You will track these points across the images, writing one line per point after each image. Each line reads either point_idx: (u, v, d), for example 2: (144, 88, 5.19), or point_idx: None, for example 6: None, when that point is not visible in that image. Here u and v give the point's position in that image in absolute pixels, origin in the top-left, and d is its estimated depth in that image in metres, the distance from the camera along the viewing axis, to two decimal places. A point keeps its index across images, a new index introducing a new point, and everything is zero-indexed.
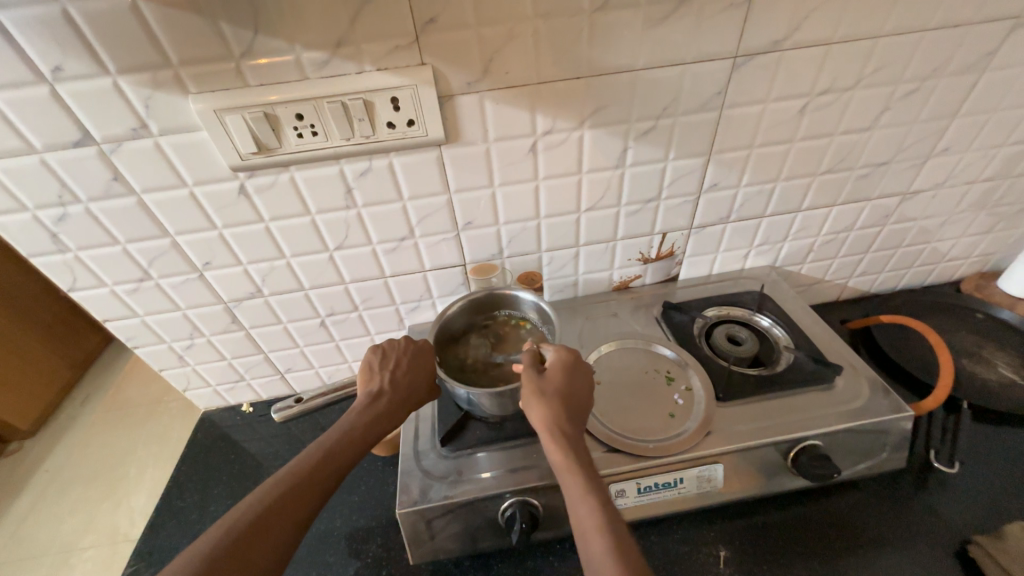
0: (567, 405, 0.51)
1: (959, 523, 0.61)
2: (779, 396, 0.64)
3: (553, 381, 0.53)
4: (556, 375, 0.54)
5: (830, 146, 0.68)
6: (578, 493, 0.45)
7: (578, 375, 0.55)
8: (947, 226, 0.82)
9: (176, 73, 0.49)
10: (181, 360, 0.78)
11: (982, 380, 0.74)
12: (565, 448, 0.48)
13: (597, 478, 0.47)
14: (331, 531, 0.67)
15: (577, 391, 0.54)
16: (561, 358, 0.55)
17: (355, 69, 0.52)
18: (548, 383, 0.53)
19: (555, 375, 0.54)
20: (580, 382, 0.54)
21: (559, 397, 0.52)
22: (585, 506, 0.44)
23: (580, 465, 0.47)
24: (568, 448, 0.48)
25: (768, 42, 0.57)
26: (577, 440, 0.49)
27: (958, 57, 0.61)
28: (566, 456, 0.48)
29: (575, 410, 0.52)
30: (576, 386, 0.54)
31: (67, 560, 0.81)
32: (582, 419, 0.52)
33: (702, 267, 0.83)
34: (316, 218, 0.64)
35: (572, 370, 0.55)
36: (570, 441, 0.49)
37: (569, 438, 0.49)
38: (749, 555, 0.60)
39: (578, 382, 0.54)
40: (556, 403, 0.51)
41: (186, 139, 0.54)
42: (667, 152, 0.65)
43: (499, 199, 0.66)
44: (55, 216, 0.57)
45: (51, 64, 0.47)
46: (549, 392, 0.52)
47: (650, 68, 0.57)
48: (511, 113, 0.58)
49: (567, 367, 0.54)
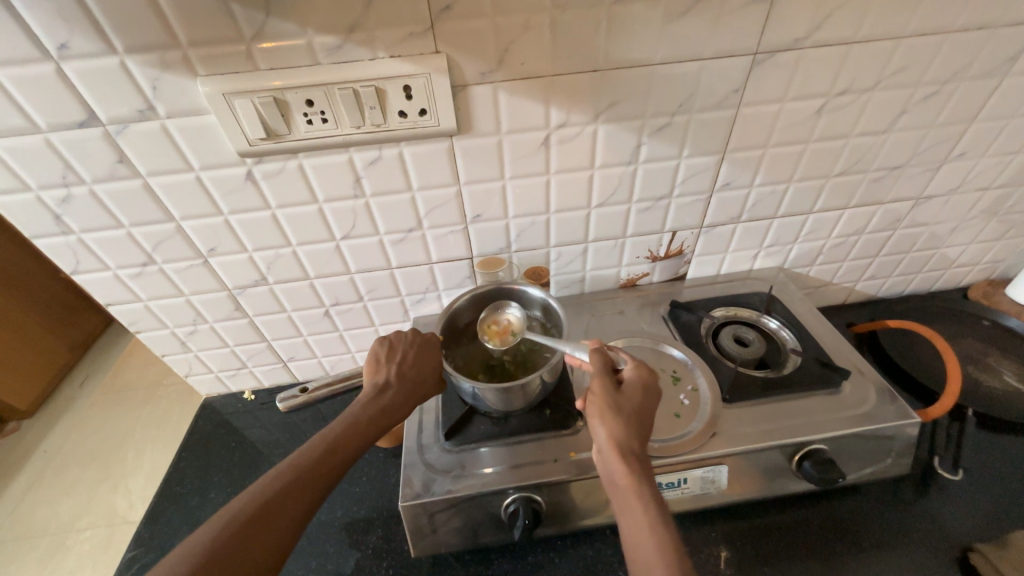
0: (642, 425, 0.50)
1: (961, 531, 0.61)
2: (785, 399, 0.64)
3: (632, 397, 0.51)
4: (636, 392, 0.52)
5: (845, 148, 0.67)
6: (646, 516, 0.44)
7: (654, 394, 0.53)
8: (958, 232, 0.81)
9: (184, 55, 0.48)
10: (183, 346, 0.77)
11: (988, 388, 0.74)
12: (637, 468, 0.47)
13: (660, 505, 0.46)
14: (332, 521, 0.67)
15: (650, 410, 0.52)
16: (643, 375, 0.53)
17: (367, 56, 0.51)
18: (627, 399, 0.51)
19: (636, 391, 0.52)
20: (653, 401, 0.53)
21: (636, 416, 0.50)
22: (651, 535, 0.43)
23: (650, 489, 0.46)
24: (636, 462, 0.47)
25: (788, 40, 0.56)
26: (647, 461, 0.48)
27: (981, 60, 0.60)
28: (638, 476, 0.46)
29: (646, 433, 0.51)
30: (649, 402, 0.52)
31: (65, 541, 0.81)
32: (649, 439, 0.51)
33: (710, 266, 0.82)
34: (323, 207, 0.63)
35: (650, 389, 0.53)
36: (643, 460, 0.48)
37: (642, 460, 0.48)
38: (750, 557, 0.60)
39: (653, 403, 0.52)
40: (633, 422, 0.50)
41: (193, 123, 0.53)
42: (680, 149, 0.64)
43: (508, 192, 0.66)
44: (58, 197, 0.57)
45: (57, 42, 0.46)
46: (627, 409, 0.50)
47: (667, 63, 0.56)
48: (524, 104, 0.57)
49: (647, 384, 0.53)
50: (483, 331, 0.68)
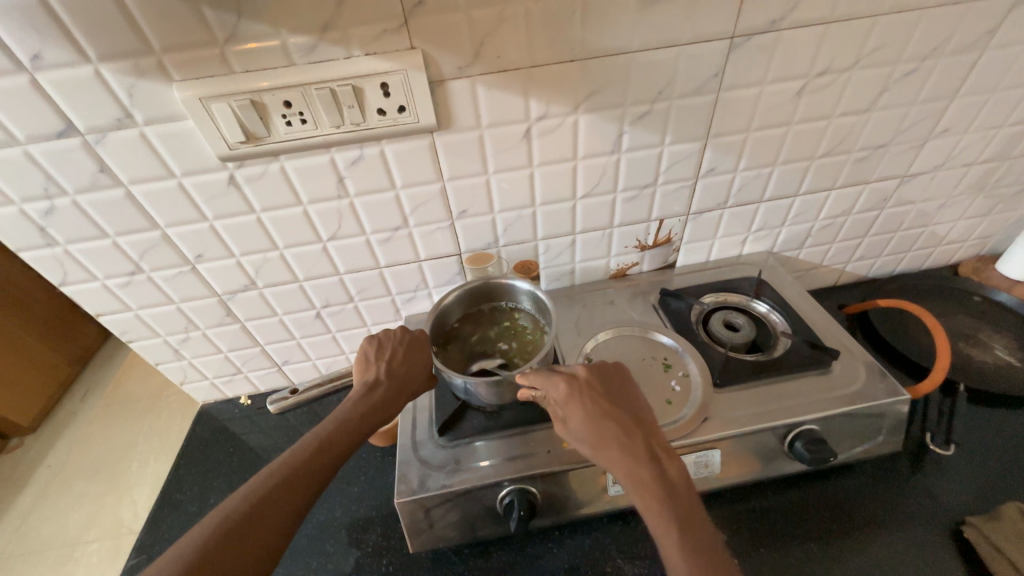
0: (601, 437, 0.50)
1: (955, 505, 0.61)
2: (777, 381, 0.64)
3: (575, 415, 0.51)
4: (570, 412, 0.52)
5: (828, 129, 0.67)
6: (655, 522, 0.45)
7: (594, 395, 0.52)
8: (946, 209, 0.82)
9: (159, 60, 0.48)
10: (176, 353, 0.77)
11: (978, 363, 0.74)
12: (625, 479, 0.48)
13: (672, 495, 0.46)
14: (331, 521, 0.67)
15: (598, 411, 0.51)
16: (560, 395, 0.53)
17: (343, 54, 0.50)
18: (573, 415, 0.51)
19: (573, 407, 0.52)
20: (597, 400, 0.52)
21: (589, 435, 0.50)
22: (669, 541, 0.44)
23: (649, 492, 0.46)
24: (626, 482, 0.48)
25: (765, 22, 0.55)
26: (632, 462, 0.48)
27: (959, 36, 0.60)
28: (631, 488, 0.47)
29: (612, 436, 0.50)
30: (588, 408, 0.51)
31: (71, 553, 0.82)
32: (626, 432, 0.50)
33: (699, 253, 0.82)
34: (308, 208, 0.63)
35: (577, 398, 0.52)
36: (624, 471, 0.48)
37: (624, 468, 0.48)
38: (747, 539, 0.60)
39: (589, 405, 0.51)
40: (591, 434, 0.50)
41: (171, 129, 0.53)
42: (663, 136, 0.64)
43: (493, 187, 0.66)
44: (42, 209, 0.56)
45: (29, 52, 0.46)
46: (578, 422, 0.51)
47: (645, 51, 0.55)
48: (504, 98, 0.57)
49: (580, 394, 0.52)
50: (488, 327, 0.69)
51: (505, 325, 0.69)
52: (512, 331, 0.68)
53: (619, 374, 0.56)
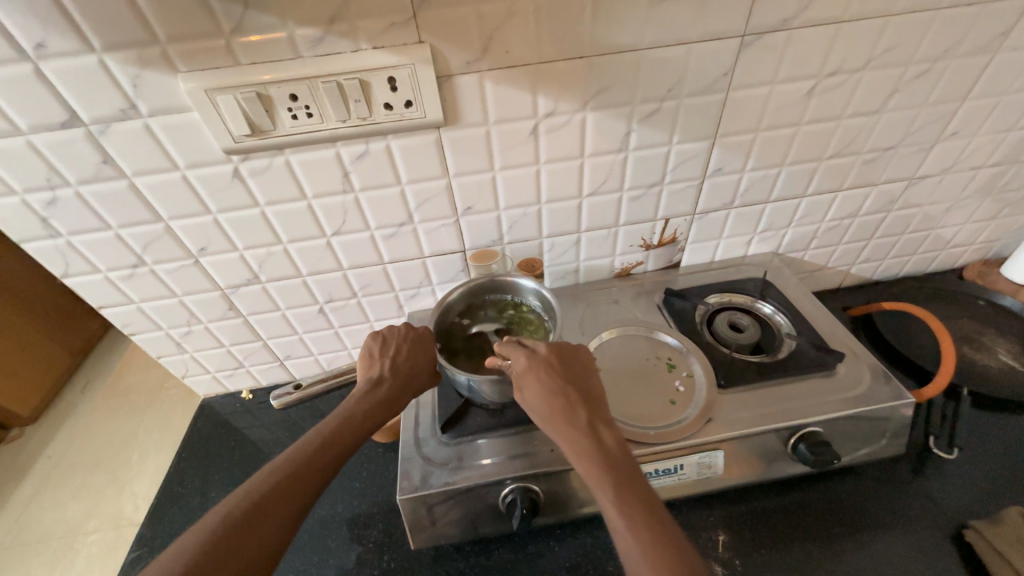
0: (553, 406, 0.50)
1: (957, 508, 0.61)
2: (781, 382, 0.64)
3: (529, 391, 0.52)
4: (527, 382, 0.52)
5: (837, 130, 0.67)
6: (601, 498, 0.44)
7: (549, 372, 0.52)
8: (953, 212, 0.81)
9: (164, 51, 0.47)
10: (178, 347, 0.77)
11: (982, 367, 0.74)
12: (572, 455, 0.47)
13: (616, 466, 0.46)
14: (333, 516, 0.67)
15: (553, 382, 0.52)
16: (520, 365, 0.54)
17: (350, 47, 0.50)
18: (528, 391, 0.52)
19: (529, 384, 0.52)
20: (553, 373, 0.52)
21: (543, 405, 0.51)
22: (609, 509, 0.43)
23: (595, 466, 0.46)
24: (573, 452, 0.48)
25: (777, 21, 0.55)
26: (578, 434, 0.48)
27: (971, 37, 0.59)
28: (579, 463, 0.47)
29: (563, 406, 0.50)
30: (544, 379, 0.52)
31: (71, 544, 0.82)
32: (578, 404, 0.50)
33: (704, 253, 0.82)
34: (313, 203, 0.62)
35: (534, 368, 0.53)
36: (572, 448, 0.48)
37: (572, 444, 0.48)
38: (748, 540, 0.60)
39: (545, 376, 0.52)
40: (544, 410, 0.50)
41: (176, 121, 0.52)
42: (671, 135, 0.64)
43: (499, 184, 0.65)
44: (45, 200, 0.56)
45: (33, 41, 0.45)
46: (532, 398, 0.52)
47: (655, 48, 0.55)
48: (512, 94, 0.56)
49: (536, 371, 0.53)
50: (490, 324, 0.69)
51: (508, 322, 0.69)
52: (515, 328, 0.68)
53: (583, 354, 0.56)
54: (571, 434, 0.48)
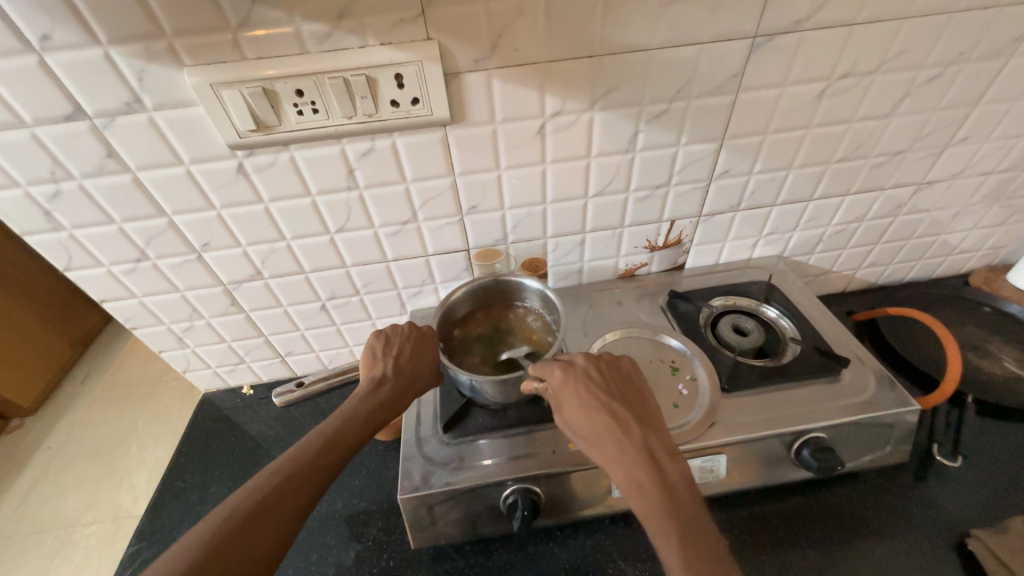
0: (598, 426, 0.50)
1: (959, 516, 0.61)
2: (785, 387, 0.64)
3: (570, 408, 0.52)
4: (567, 400, 0.52)
5: (846, 133, 0.66)
6: (649, 522, 0.45)
7: (591, 387, 0.52)
8: (960, 218, 0.81)
9: (170, 44, 0.47)
10: (180, 342, 0.77)
11: (987, 375, 0.73)
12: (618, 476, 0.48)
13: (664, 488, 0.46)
14: (332, 514, 0.67)
15: (595, 400, 0.51)
16: (559, 382, 0.53)
17: (357, 43, 0.49)
18: (568, 408, 0.52)
19: (568, 402, 0.52)
20: (595, 391, 0.52)
21: (585, 424, 0.50)
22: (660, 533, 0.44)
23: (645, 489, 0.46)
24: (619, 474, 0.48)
25: (789, 22, 0.54)
26: (623, 456, 0.48)
27: (984, 42, 0.59)
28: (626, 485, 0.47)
29: (607, 425, 0.50)
30: (585, 398, 0.51)
31: (69, 537, 0.82)
32: (621, 423, 0.50)
33: (709, 256, 0.81)
34: (317, 199, 0.62)
35: (574, 386, 0.52)
36: (617, 469, 0.48)
37: (618, 465, 0.48)
38: (748, 544, 0.60)
39: (587, 393, 0.52)
40: (587, 429, 0.50)
41: (181, 115, 0.52)
42: (679, 136, 0.63)
43: (504, 183, 0.65)
44: (48, 192, 0.56)
45: (38, 32, 0.45)
46: (573, 416, 0.51)
47: (664, 49, 0.54)
48: (519, 92, 0.56)
49: (575, 387, 0.52)
50: (494, 323, 0.68)
51: (512, 322, 0.68)
52: (519, 328, 0.67)
53: (620, 367, 0.55)
54: (616, 455, 0.48)
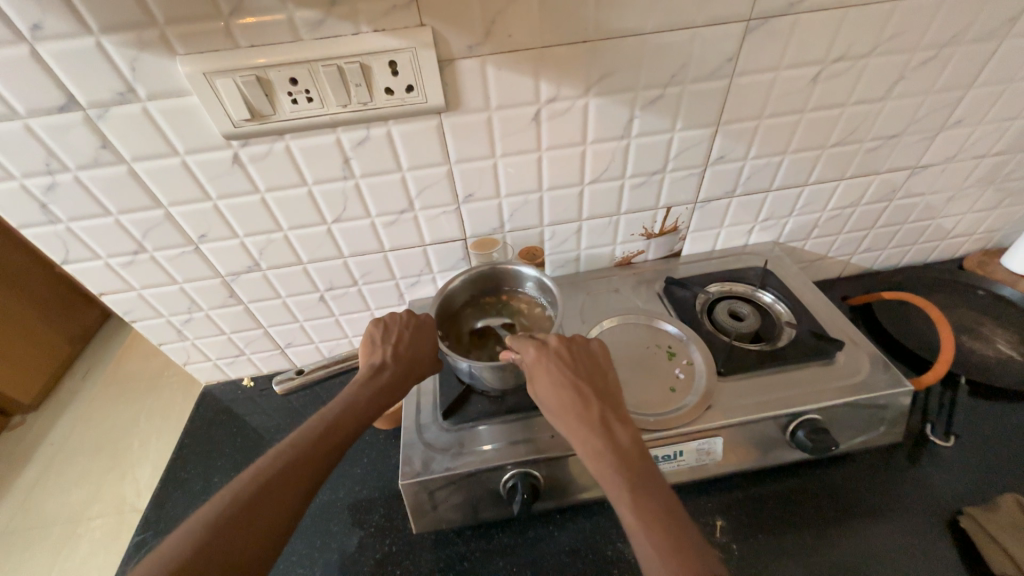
0: (564, 400, 0.51)
1: (952, 495, 0.62)
2: (780, 370, 0.64)
3: (540, 390, 0.52)
4: (537, 376, 0.53)
5: (841, 117, 0.66)
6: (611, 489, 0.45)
7: (560, 368, 0.53)
8: (955, 202, 0.81)
9: (162, 33, 0.47)
10: (179, 334, 0.77)
11: (980, 356, 0.74)
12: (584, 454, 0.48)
13: (625, 458, 0.46)
14: (335, 502, 0.68)
15: (562, 375, 0.52)
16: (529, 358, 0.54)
17: (351, 30, 0.49)
18: (539, 390, 0.53)
19: (539, 378, 0.53)
20: (562, 366, 0.53)
21: (553, 398, 0.51)
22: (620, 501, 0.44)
23: (608, 463, 0.46)
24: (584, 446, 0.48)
25: (783, 5, 0.54)
26: (587, 428, 0.49)
27: (978, 24, 0.59)
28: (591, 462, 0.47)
29: (572, 398, 0.50)
30: (553, 373, 0.52)
31: (75, 529, 0.82)
32: (586, 397, 0.50)
33: (705, 242, 0.82)
34: (313, 189, 0.62)
35: (543, 362, 0.53)
36: (582, 442, 0.48)
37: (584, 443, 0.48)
38: (745, 525, 0.61)
39: (554, 368, 0.53)
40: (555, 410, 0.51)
41: (175, 105, 0.52)
42: (674, 122, 0.63)
43: (500, 171, 0.65)
44: (43, 185, 0.56)
45: (29, 22, 0.44)
46: (544, 398, 0.52)
47: (659, 33, 0.54)
48: (514, 79, 0.56)
49: (546, 369, 0.53)
50: (491, 311, 0.69)
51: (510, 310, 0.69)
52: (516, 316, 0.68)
53: (591, 346, 0.56)
54: (581, 428, 0.49)
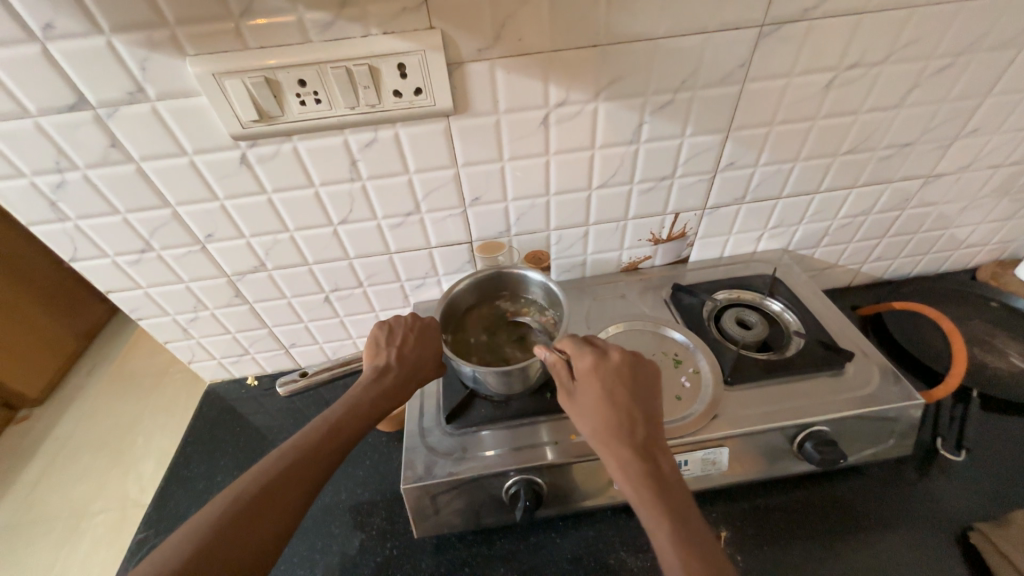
0: (612, 417, 0.49)
1: (962, 510, 0.61)
2: (788, 381, 0.63)
3: (583, 401, 0.50)
4: (587, 388, 0.51)
5: (854, 125, 0.65)
6: (648, 515, 0.44)
7: (614, 384, 0.50)
8: (969, 212, 0.80)
9: (172, 33, 0.47)
10: (185, 333, 0.77)
11: (993, 369, 0.73)
12: (619, 474, 0.47)
13: (666, 489, 0.45)
14: (336, 504, 0.67)
15: (614, 393, 0.50)
16: (584, 366, 0.51)
17: (360, 32, 0.49)
18: (581, 402, 0.51)
19: (588, 389, 0.50)
20: (618, 383, 0.50)
21: (598, 413, 0.49)
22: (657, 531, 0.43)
23: (648, 490, 0.45)
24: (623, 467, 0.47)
25: (797, 11, 0.54)
26: (632, 451, 0.47)
27: (996, 32, 0.58)
28: (625, 484, 0.46)
29: (621, 419, 0.49)
30: (607, 388, 0.50)
31: (79, 525, 0.83)
32: (636, 419, 0.49)
33: (713, 249, 0.81)
34: (320, 190, 0.62)
35: (597, 374, 0.51)
36: (622, 462, 0.47)
37: (622, 463, 0.47)
38: (750, 537, 0.60)
39: (609, 384, 0.50)
40: (596, 426, 0.49)
41: (184, 105, 0.52)
42: (684, 128, 0.63)
43: (507, 175, 0.64)
44: (53, 183, 0.56)
45: (41, 21, 0.45)
46: (585, 412, 0.50)
47: (670, 38, 0.54)
48: (523, 83, 0.56)
49: (597, 382, 0.50)
50: (496, 317, 0.68)
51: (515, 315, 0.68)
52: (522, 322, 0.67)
53: (649, 365, 0.53)
54: (625, 449, 0.47)
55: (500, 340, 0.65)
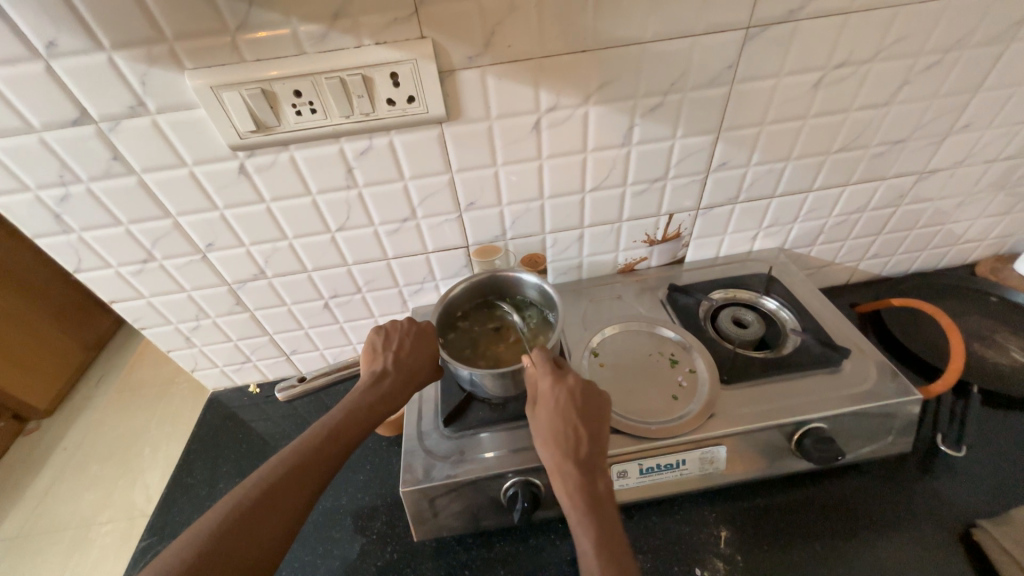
0: (561, 435, 0.51)
1: (964, 507, 0.60)
2: (784, 379, 0.63)
3: (541, 420, 0.53)
4: (542, 407, 0.53)
5: (844, 123, 0.66)
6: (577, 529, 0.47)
7: (563, 404, 0.52)
8: (965, 207, 0.80)
9: (170, 48, 0.48)
10: (187, 341, 0.78)
11: (993, 364, 0.72)
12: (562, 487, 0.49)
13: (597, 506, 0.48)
14: (337, 508, 0.68)
15: (566, 412, 0.52)
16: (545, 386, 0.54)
17: (353, 43, 0.50)
18: (538, 417, 0.53)
19: (543, 408, 0.53)
20: (570, 404, 0.52)
21: (549, 430, 0.51)
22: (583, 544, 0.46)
23: (580, 505, 0.48)
24: (564, 481, 0.49)
25: (783, 12, 0.54)
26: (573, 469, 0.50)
27: (983, 28, 0.58)
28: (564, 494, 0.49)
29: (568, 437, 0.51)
30: (564, 405, 0.52)
31: (85, 535, 0.83)
32: (577, 439, 0.51)
33: (708, 249, 0.81)
34: (317, 198, 0.63)
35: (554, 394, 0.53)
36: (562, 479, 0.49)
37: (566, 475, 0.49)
38: (749, 536, 0.60)
39: (564, 402, 0.52)
40: (548, 441, 0.51)
41: (182, 117, 0.53)
42: (675, 129, 0.63)
43: (501, 179, 0.65)
44: (58, 196, 0.57)
45: (45, 39, 0.46)
46: (541, 428, 0.52)
47: (658, 41, 0.55)
48: (514, 88, 0.57)
49: (556, 402, 0.53)
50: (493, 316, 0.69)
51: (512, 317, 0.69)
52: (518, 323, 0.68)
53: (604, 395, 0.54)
54: (569, 467, 0.49)
55: (485, 327, 0.68)
